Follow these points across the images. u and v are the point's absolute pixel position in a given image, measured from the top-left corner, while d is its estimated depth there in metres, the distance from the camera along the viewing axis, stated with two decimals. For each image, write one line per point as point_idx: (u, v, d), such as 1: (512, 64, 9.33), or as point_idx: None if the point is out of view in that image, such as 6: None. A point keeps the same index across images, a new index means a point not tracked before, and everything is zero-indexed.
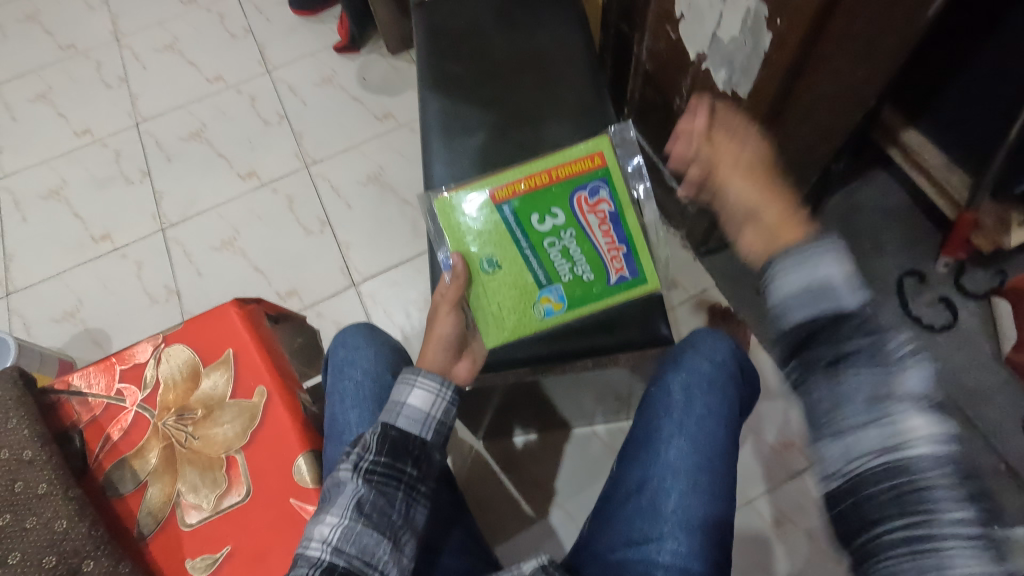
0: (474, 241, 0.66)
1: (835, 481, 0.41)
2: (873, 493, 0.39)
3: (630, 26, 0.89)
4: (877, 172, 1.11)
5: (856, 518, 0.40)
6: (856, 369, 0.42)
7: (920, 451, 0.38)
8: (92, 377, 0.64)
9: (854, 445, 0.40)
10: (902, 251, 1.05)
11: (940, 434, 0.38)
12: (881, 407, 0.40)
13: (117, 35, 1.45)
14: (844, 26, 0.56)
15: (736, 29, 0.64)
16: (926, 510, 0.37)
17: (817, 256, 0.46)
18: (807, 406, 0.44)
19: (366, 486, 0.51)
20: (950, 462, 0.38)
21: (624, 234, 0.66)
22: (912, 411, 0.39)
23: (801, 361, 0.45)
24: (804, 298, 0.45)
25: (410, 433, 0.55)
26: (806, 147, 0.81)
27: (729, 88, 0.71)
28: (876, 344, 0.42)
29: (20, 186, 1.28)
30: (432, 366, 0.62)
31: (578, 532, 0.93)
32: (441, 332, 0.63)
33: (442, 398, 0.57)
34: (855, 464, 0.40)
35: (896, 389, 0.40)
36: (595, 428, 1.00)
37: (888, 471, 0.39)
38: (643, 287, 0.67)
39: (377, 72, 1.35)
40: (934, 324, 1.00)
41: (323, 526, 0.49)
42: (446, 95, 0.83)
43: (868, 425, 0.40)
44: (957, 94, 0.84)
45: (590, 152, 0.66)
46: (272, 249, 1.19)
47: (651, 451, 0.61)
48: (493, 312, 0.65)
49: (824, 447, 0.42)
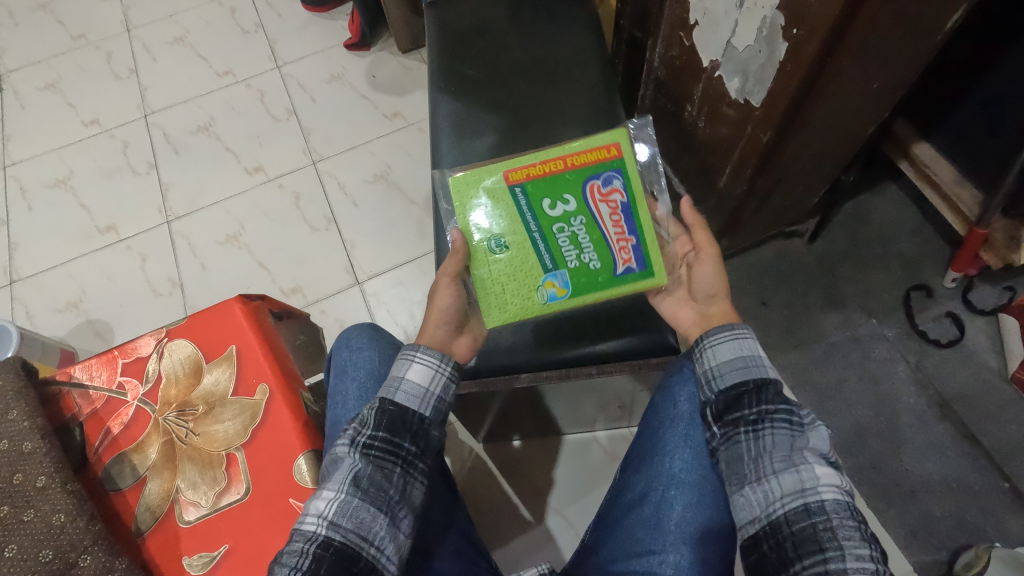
0: (483, 220, 0.65)
1: (758, 523, 0.49)
2: (791, 534, 0.46)
3: (643, 31, 0.89)
4: (887, 185, 1.10)
5: (776, 556, 0.47)
6: (774, 425, 0.51)
7: (827, 496, 0.47)
8: (94, 369, 0.63)
9: (773, 490, 0.49)
10: (910, 265, 1.05)
11: (837, 482, 0.48)
12: (795, 459, 0.49)
13: (129, 26, 1.45)
14: (862, 38, 0.55)
15: (751, 37, 0.63)
16: (837, 547, 0.44)
17: (743, 335, 0.57)
18: (732, 457, 0.52)
19: (363, 460, 0.51)
20: (850, 508, 0.46)
21: (635, 225, 0.65)
22: (816, 463, 0.49)
23: (726, 419, 0.54)
24: (735, 367, 0.55)
25: (408, 409, 0.55)
26: (817, 159, 0.81)
27: (741, 97, 0.70)
28: (789, 408, 0.52)
29: (27, 175, 1.28)
30: (432, 340, 0.63)
31: (577, 539, 0.92)
32: (440, 305, 0.63)
33: (440, 373, 0.58)
34: (774, 507, 0.48)
35: (804, 446, 0.50)
36: (596, 434, 0.99)
37: (802, 514, 0.46)
38: (652, 279, 0.64)
39: (387, 70, 1.35)
40: (941, 339, 1.00)
41: (319, 501, 0.49)
42: (457, 96, 0.83)
43: (785, 473, 0.49)
44: (972, 107, 0.83)
45: (605, 142, 0.66)
46: (277, 245, 1.19)
47: (656, 461, 0.60)
48: (496, 292, 0.64)
49: (749, 492, 0.50)
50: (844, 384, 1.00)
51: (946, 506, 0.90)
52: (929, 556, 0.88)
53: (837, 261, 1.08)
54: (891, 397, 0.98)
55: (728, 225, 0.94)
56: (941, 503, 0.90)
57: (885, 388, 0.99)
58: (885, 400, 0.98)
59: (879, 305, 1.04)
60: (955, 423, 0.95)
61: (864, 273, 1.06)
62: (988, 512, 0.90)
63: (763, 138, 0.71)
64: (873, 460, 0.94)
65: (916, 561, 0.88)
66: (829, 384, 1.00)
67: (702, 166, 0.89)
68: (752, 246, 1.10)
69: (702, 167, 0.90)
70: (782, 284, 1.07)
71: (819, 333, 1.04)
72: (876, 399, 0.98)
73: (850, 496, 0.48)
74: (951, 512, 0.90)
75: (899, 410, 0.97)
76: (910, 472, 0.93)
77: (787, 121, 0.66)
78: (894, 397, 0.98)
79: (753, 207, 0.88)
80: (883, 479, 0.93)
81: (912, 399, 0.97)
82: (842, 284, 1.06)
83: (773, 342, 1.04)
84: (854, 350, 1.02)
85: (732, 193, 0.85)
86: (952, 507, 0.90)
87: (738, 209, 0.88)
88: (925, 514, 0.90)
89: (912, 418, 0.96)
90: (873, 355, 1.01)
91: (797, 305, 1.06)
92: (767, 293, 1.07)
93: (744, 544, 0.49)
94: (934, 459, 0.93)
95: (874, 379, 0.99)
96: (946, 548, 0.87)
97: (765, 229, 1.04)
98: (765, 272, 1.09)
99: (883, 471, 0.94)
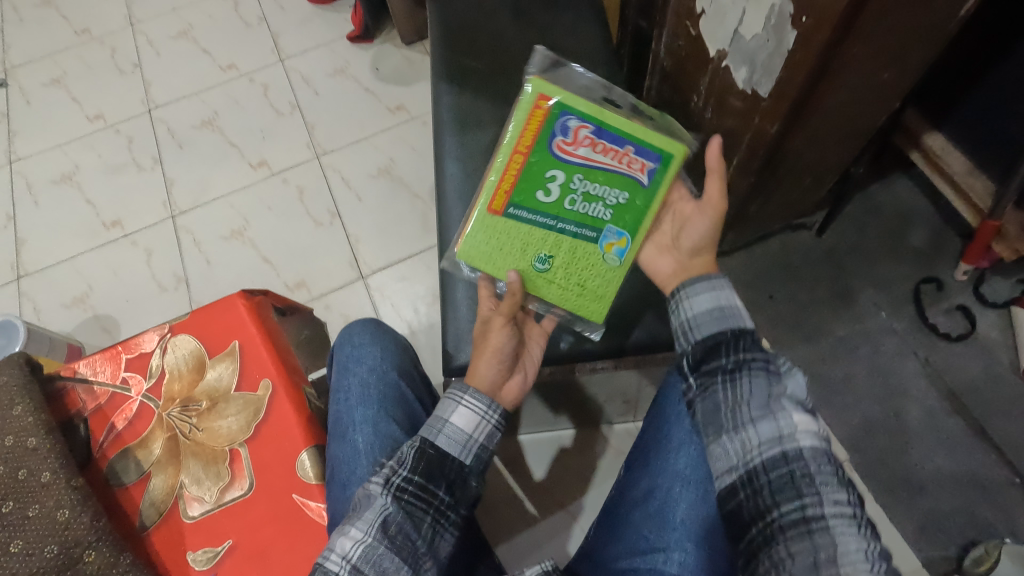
0: (512, 257, 0.65)
1: (736, 472, 0.48)
2: (768, 482, 0.46)
3: (649, 21, 0.87)
4: (898, 177, 1.08)
5: (754, 505, 0.46)
6: (752, 373, 0.50)
7: (804, 443, 0.46)
8: (97, 365, 0.63)
9: (751, 438, 0.48)
10: (921, 258, 1.03)
11: (816, 431, 0.48)
12: (773, 407, 0.49)
13: (132, 20, 1.45)
14: (872, 23, 0.54)
15: (758, 26, 0.62)
16: (814, 493, 0.44)
17: (721, 286, 0.58)
18: (709, 407, 0.51)
19: (395, 504, 0.49)
20: (827, 456, 0.46)
21: (617, 136, 0.63)
22: (795, 411, 0.48)
23: (704, 368, 0.53)
24: (714, 316, 0.56)
25: (448, 454, 0.53)
26: (824, 151, 0.80)
27: (749, 88, 0.69)
28: (767, 357, 0.51)
29: (33, 170, 1.29)
30: (484, 380, 0.59)
31: (582, 534, 0.92)
32: (495, 343, 0.60)
33: (487, 421, 0.56)
34: (752, 455, 0.48)
35: (782, 392, 0.50)
36: (602, 429, 0.99)
37: (780, 461, 0.46)
38: (676, 159, 0.63)
39: (391, 63, 1.34)
40: (952, 333, 0.99)
41: (345, 539, 0.47)
42: (460, 88, 0.82)
43: (763, 421, 0.48)
44: (988, 95, 0.81)
45: (534, 103, 0.63)
46: (281, 240, 1.19)
47: (660, 457, 0.60)
48: (572, 292, 0.66)
49: (726, 441, 0.50)
50: (853, 378, 0.98)
51: (955, 502, 0.89)
52: (938, 552, 0.87)
53: (846, 254, 1.06)
54: (900, 392, 0.97)
55: (735, 218, 0.92)
56: (951, 499, 0.89)
57: (894, 383, 0.97)
58: (894, 395, 0.97)
59: (888, 298, 1.02)
60: (966, 418, 0.94)
61: (874, 267, 1.04)
62: (998, 507, 0.89)
63: (770, 129, 0.69)
64: (882, 455, 0.93)
65: (925, 557, 0.87)
66: (837, 379, 0.99)
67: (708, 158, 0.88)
68: (760, 239, 1.09)
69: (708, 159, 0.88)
70: (791, 277, 1.06)
71: (828, 327, 1.02)
72: (885, 394, 0.97)
73: (827, 443, 0.48)
74: (961, 508, 0.89)
75: (908, 404, 0.96)
76: (920, 468, 0.92)
77: (795, 111, 0.65)
78: (903, 392, 0.97)
79: (761, 198, 0.87)
80: (892, 474, 0.92)
81: (921, 394, 0.96)
82: (851, 277, 1.04)
83: (781, 337, 1.03)
84: (863, 344, 1.00)
85: (739, 186, 0.84)
86: (962, 503, 0.89)
87: (745, 202, 0.87)
88: (935, 510, 0.89)
89: (922, 413, 0.95)
90: (882, 350, 1.00)
91: (805, 300, 1.04)
92: (774, 286, 1.06)
93: (721, 493, 0.49)
94: (944, 454, 0.92)
95: (883, 374, 0.98)
96: (955, 545, 0.86)
97: (772, 222, 1.03)
98: (773, 266, 1.07)
99: (892, 466, 0.92)
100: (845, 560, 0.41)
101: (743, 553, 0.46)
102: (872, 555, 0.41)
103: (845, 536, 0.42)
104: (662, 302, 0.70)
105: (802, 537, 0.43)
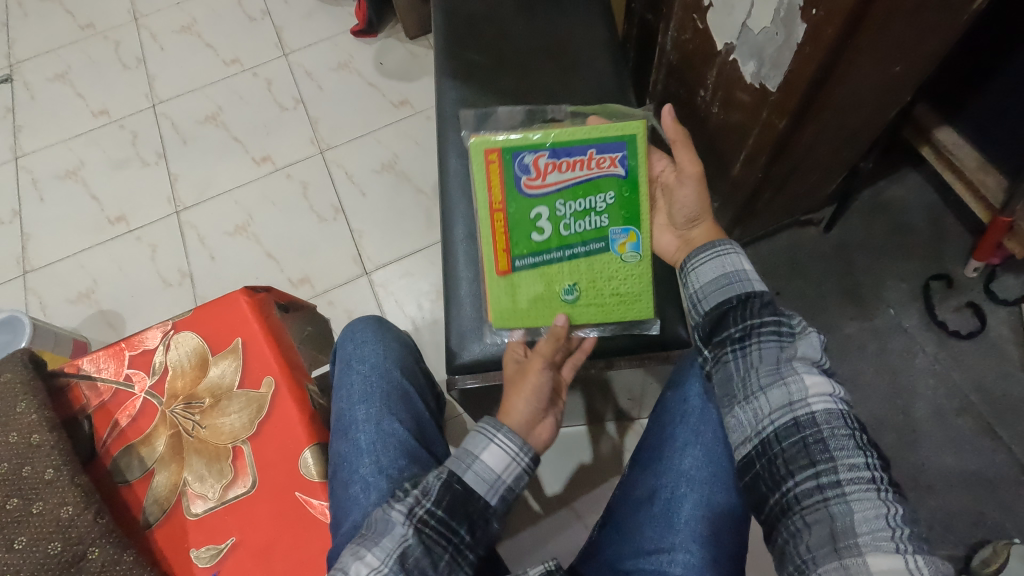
0: (543, 304, 0.67)
1: (750, 442, 0.48)
2: (781, 451, 0.46)
3: (656, 15, 0.86)
4: (907, 172, 1.07)
5: (769, 476, 0.46)
6: (761, 339, 0.50)
7: (817, 408, 0.46)
8: (101, 362, 0.63)
9: (762, 407, 0.48)
10: (931, 255, 1.02)
11: (830, 393, 0.47)
12: (782, 371, 0.49)
13: (136, 15, 1.44)
14: (885, 16, 0.53)
15: (767, 19, 0.61)
16: (828, 460, 0.44)
17: (726, 252, 0.57)
18: (723, 378, 0.52)
19: (415, 536, 0.48)
20: (843, 417, 0.46)
21: (573, 149, 0.65)
22: (805, 372, 0.48)
23: (715, 340, 0.53)
24: (720, 287, 0.55)
25: (474, 492, 0.51)
26: (834, 146, 0.79)
27: (757, 82, 0.68)
28: (778, 319, 0.51)
29: (39, 165, 1.29)
30: (520, 419, 0.58)
31: (586, 531, 0.92)
32: (534, 382, 0.59)
33: (516, 463, 0.54)
34: (764, 424, 0.48)
35: (793, 356, 0.49)
36: (606, 425, 0.98)
37: (792, 428, 0.46)
38: (640, 138, 0.65)
39: (395, 58, 1.33)
40: (961, 330, 0.98)
41: (361, 564, 0.47)
42: (463, 83, 0.81)
43: (773, 388, 0.48)
44: (1000, 91, 0.80)
45: (484, 160, 0.65)
46: (286, 235, 1.19)
47: (664, 456, 0.60)
48: (607, 305, 0.67)
49: (739, 412, 0.50)
50: (861, 376, 0.97)
51: (964, 502, 0.88)
52: (946, 552, 0.86)
53: (854, 249, 1.05)
54: (909, 390, 0.96)
55: (742, 214, 0.91)
56: (960, 499, 0.89)
57: (903, 381, 0.96)
58: (902, 393, 0.96)
59: (897, 295, 1.01)
60: (975, 417, 0.93)
61: (883, 263, 1.03)
62: (1007, 507, 0.88)
63: (779, 125, 0.68)
64: (891, 454, 0.92)
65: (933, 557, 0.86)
66: (845, 376, 0.98)
67: (713, 154, 0.87)
68: (766, 235, 1.08)
69: (713, 155, 0.87)
70: (798, 274, 1.05)
71: (836, 324, 1.01)
72: (892, 391, 0.96)
73: (844, 403, 0.47)
74: (970, 508, 0.88)
75: (916, 402, 0.95)
76: (929, 466, 0.91)
77: (805, 105, 0.64)
78: (912, 390, 0.96)
79: (769, 193, 0.86)
80: (900, 473, 0.91)
81: (930, 392, 0.95)
82: (859, 274, 1.03)
83: None
84: (871, 341, 0.99)
85: (746, 181, 0.83)
86: (970, 502, 0.88)
87: (752, 198, 0.86)
88: (943, 508, 0.88)
89: (930, 412, 0.94)
90: (891, 347, 0.99)
91: (813, 296, 1.03)
92: (781, 283, 1.05)
93: (738, 464, 0.49)
94: (953, 453, 0.91)
95: (891, 372, 0.97)
96: (963, 544, 0.86)
97: (779, 218, 1.02)
98: (780, 262, 1.06)
99: (900, 465, 0.92)
100: (863, 529, 0.41)
101: (765, 523, 0.47)
102: (892, 521, 0.41)
103: (863, 502, 0.42)
104: (667, 299, 0.69)
105: (817, 507, 0.43)
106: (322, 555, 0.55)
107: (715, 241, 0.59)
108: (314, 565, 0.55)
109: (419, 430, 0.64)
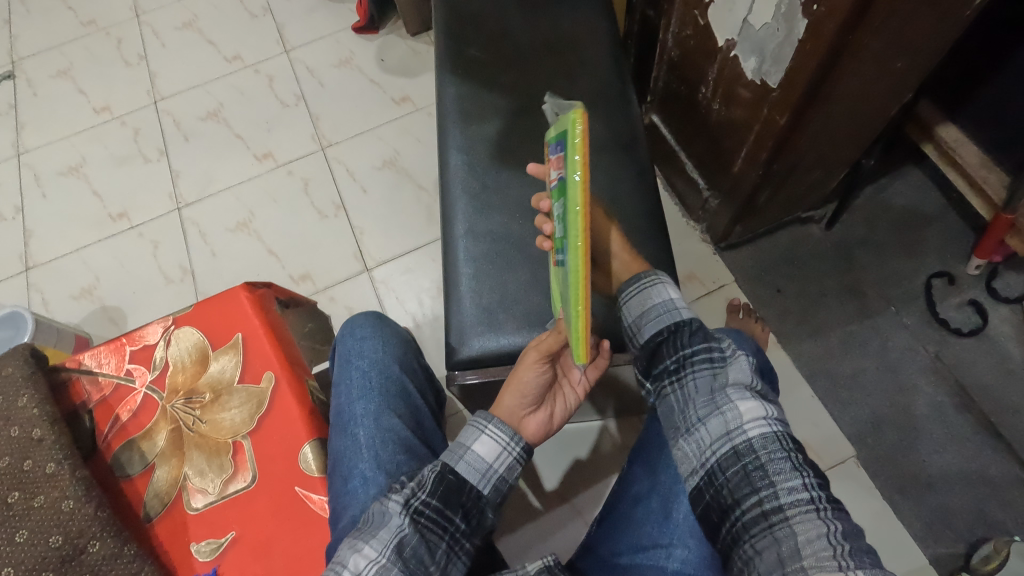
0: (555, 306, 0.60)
1: (697, 473, 0.48)
2: (726, 480, 0.46)
3: (657, 11, 0.86)
4: (909, 169, 1.07)
5: (718, 506, 0.46)
6: (695, 369, 0.52)
7: (752, 433, 0.46)
8: (102, 357, 0.64)
9: (704, 438, 0.48)
10: (932, 252, 1.02)
11: (766, 416, 0.47)
12: (718, 401, 0.49)
13: (138, 12, 1.44)
14: (887, 13, 0.52)
15: (767, 15, 0.61)
16: (769, 486, 0.44)
17: (652, 284, 0.59)
18: (666, 411, 0.52)
19: (411, 526, 0.48)
20: (778, 439, 0.46)
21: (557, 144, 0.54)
22: (739, 400, 0.48)
23: (653, 372, 0.55)
24: (651, 320, 0.57)
25: (467, 482, 0.52)
26: (833, 145, 0.79)
27: (758, 78, 0.68)
28: (708, 346, 0.53)
29: (41, 161, 1.29)
30: (505, 412, 0.58)
31: (585, 528, 0.92)
32: (523, 378, 0.59)
33: (508, 453, 0.54)
34: (707, 456, 0.48)
35: (725, 383, 0.50)
36: (607, 423, 0.98)
37: (732, 457, 0.46)
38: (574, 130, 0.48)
39: (397, 54, 1.33)
40: (962, 328, 0.97)
41: (358, 556, 0.46)
42: (463, 79, 0.81)
43: (711, 419, 0.49)
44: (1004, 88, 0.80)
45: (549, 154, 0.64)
46: (289, 231, 1.19)
47: (662, 455, 0.60)
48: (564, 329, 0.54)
49: (683, 444, 0.50)
50: (862, 374, 0.97)
51: (964, 499, 0.88)
52: (945, 549, 0.86)
53: (855, 247, 1.05)
54: (909, 388, 0.96)
55: (741, 212, 0.91)
56: (960, 496, 0.88)
57: (904, 379, 0.96)
58: (903, 391, 0.95)
59: (898, 293, 1.01)
60: (976, 415, 0.93)
61: (885, 260, 1.03)
62: (1008, 504, 0.87)
63: (779, 121, 0.68)
64: (890, 451, 0.92)
65: (931, 554, 0.86)
66: (845, 374, 0.97)
67: (714, 151, 0.87)
68: (766, 232, 1.08)
69: (714, 152, 0.87)
70: (799, 271, 1.04)
71: (836, 321, 1.01)
72: (893, 389, 0.96)
73: (779, 424, 0.47)
74: (970, 506, 0.88)
75: (916, 400, 0.95)
76: (929, 464, 0.91)
77: (806, 103, 0.63)
78: (912, 388, 0.95)
79: (770, 191, 0.85)
80: (900, 471, 0.91)
81: (931, 389, 0.95)
82: (861, 271, 1.03)
83: (789, 331, 1.01)
84: (872, 338, 0.99)
85: (746, 179, 0.82)
86: (970, 500, 0.88)
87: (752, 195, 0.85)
88: (943, 506, 0.88)
89: (931, 409, 0.94)
90: (891, 345, 0.98)
91: (813, 293, 1.03)
92: (782, 281, 1.04)
93: (689, 496, 0.49)
94: (953, 451, 0.91)
95: (892, 370, 0.97)
96: (963, 541, 0.85)
97: (779, 215, 1.02)
98: (780, 260, 1.06)
99: (900, 463, 0.91)
100: (807, 551, 0.40)
101: (721, 553, 0.46)
102: (834, 539, 0.40)
103: (804, 524, 0.41)
104: None
105: (763, 534, 0.42)
106: (321, 549, 0.55)
107: (641, 273, 0.61)
108: (314, 559, 0.55)
109: (418, 427, 0.64)
